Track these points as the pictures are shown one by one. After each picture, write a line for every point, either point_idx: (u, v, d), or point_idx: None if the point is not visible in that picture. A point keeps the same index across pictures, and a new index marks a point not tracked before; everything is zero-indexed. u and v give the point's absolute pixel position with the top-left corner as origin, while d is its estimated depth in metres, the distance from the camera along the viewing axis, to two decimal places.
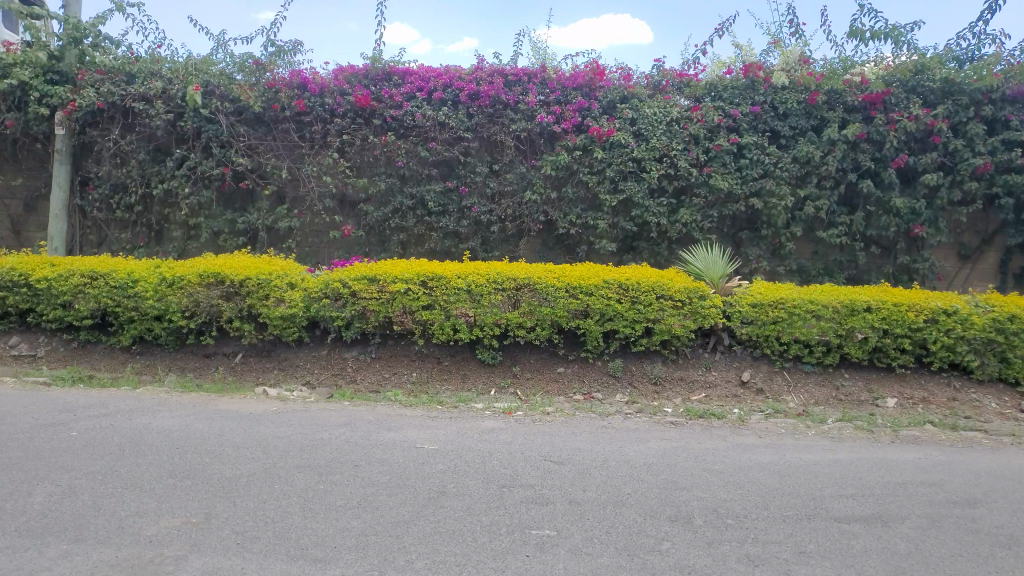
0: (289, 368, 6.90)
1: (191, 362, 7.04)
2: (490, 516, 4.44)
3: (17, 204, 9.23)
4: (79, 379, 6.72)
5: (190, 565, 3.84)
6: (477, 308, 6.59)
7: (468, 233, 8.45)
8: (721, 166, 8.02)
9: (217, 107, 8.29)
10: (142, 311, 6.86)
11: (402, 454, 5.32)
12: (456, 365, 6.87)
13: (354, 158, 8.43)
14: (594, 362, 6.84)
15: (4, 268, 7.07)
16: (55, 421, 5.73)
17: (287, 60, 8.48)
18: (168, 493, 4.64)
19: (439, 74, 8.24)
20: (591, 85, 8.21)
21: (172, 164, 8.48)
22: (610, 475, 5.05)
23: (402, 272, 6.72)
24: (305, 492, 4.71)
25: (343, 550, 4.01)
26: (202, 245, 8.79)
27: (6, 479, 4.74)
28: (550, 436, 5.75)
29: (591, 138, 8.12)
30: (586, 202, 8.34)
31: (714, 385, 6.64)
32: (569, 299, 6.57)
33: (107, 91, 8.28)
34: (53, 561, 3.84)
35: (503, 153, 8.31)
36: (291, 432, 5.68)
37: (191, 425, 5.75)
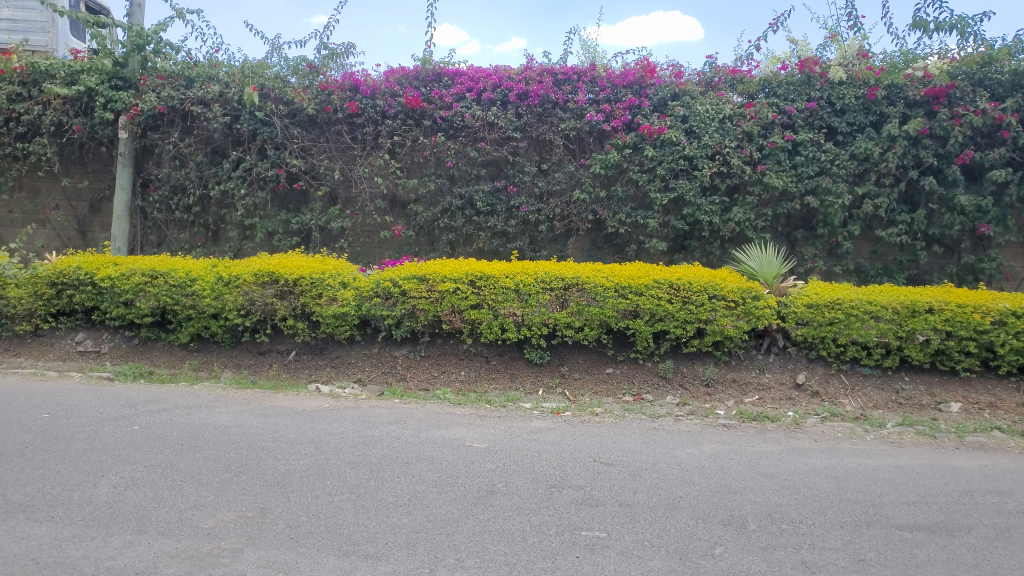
0: (340, 366, 6.99)
1: (246, 359, 7.18)
2: (539, 516, 4.42)
3: (83, 206, 9.57)
4: (140, 375, 6.94)
5: (247, 557, 3.92)
6: (525, 308, 6.59)
7: (516, 233, 8.45)
8: (775, 163, 7.86)
9: (272, 109, 8.47)
10: (199, 309, 7.03)
11: (451, 453, 5.34)
12: (505, 364, 6.86)
13: (405, 159, 8.54)
14: (644, 363, 6.75)
15: (71, 268, 7.32)
16: (119, 415, 5.92)
17: (339, 62, 8.63)
18: (225, 486, 4.75)
19: (489, 74, 8.27)
20: (641, 83, 8.11)
21: (229, 167, 8.66)
22: (661, 477, 4.99)
23: (451, 271, 6.77)
24: (356, 488, 4.77)
25: (394, 547, 4.04)
26: (257, 245, 8.98)
27: (73, 470, 4.92)
28: (600, 437, 5.70)
29: (641, 137, 8.03)
30: (636, 201, 8.27)
31: (768, 388, 6.50)
32: (618, 299, 6.51)
33: (167, 96, 8.55)
34: (118, 550, 3.96)
35: (552, 152, 8.29)
36: (344, 428, 5.76)
37: (247, 421, 5.87)
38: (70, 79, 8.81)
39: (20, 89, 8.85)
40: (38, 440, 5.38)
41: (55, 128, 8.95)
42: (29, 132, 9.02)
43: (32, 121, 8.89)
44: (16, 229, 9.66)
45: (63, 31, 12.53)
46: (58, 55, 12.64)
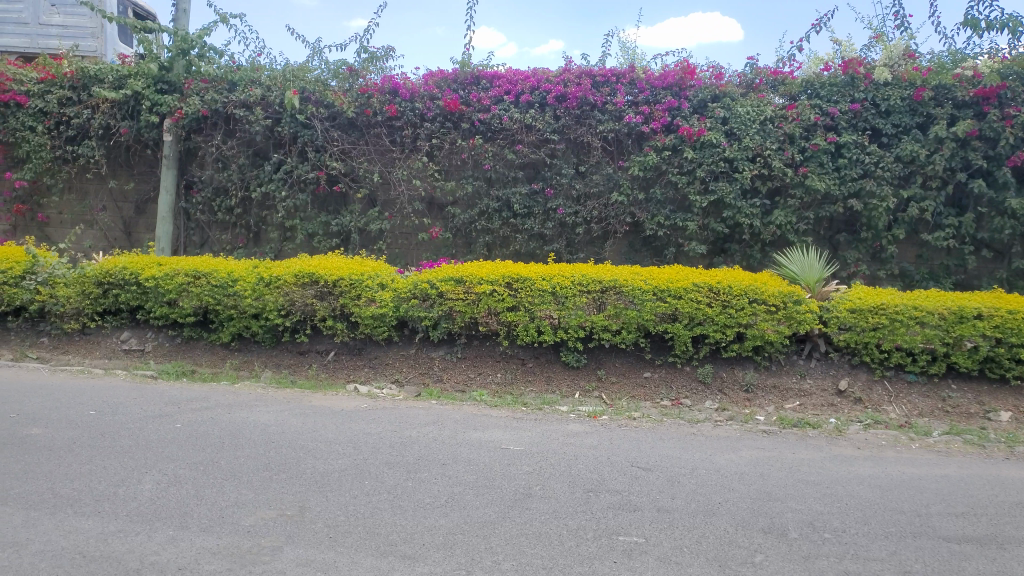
0: (378, 367, 7.04)
1: (286, 359, 7.26)
2: (576, 520, 4.40)
3: (129, 207, 9.77)
4: (182, 373, 7.06)
5: (286, 556, 3.95)
6: (562, 311, 6.57)
7: (553, 235, 8.43)
8: (817, 166, 7.75)
9: (312, 112, 8.57)
10: (241, 309, 7.12)
11: (488, 455, 5.34)
12: (541, 367, 6.84)
13: (443, 161, 8.59)
14: (682, 368, 6.68)
15: (116, 268, 7.47)
16: (162, 412, 6.03)
17: (379, 66, 8.72)
18: (265, 484, 4.81)
19: (527, 77, 8.26)
20: (681, 84, 8.03)
21: (270, 169, 8.78)
22: (700, 483, 4.92)
23: (488, 274, 6.78)
24: (394, 489, 4.79)
25: (431, 548, 4.05)
26: (297, 246, 9.09)
27: (118, 466, 5.02)
28: (638, 442, 5.65)
29: (681, 138, 7.96)
30: (675, 203, 8.20)
31: (809, 394, 6.39)
32: (656, 302, 6.46)
33: (211, 99, 8.70)
34: (162, 545, 4.03)
35: (590, 154, 8.25)
36: (381, 429, 5.80)
37: (286, 421, 5.94)
38: (118, 84, 9.01)
39: (70, 93, 9.09)
40: (85, 435, 5.51)
41: (103, 131, 9.16)
42: (78, 135, 9.25)
43: (81, 124, 9.11)
44: (65, 230, 9.83)
45: (111, 36, 12.82)
46: (107, 60, 12.96)
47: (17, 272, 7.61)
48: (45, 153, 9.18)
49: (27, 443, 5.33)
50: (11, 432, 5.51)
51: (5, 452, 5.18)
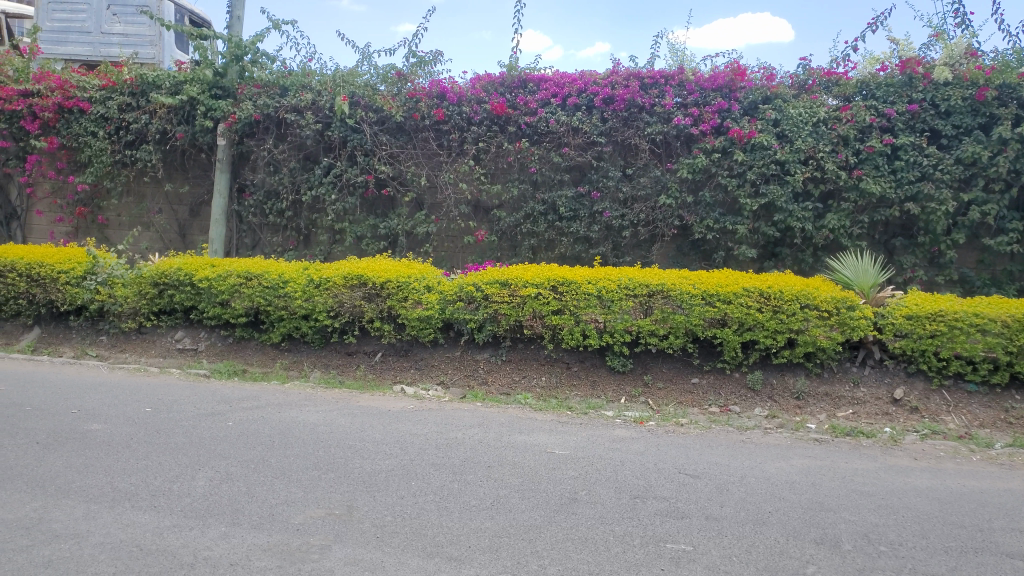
0: (424, 368, 7.08)
1: (334, 360, 7.35)
2: (623, 526, 4.35)
3: (184, 209, 10.02)
4: (234, 372, 7.21)
5: (335, 555, 3.99)
6: (608, 314, 6.53)
7: (599, 238, 8.38)
8: (873, 168, 7.57)
9: (362, 117, 8.69)
10: (291, 310, 7.24)
11: (533, 459, 5.33)
12: (586, 371, 6.80)
13: (489, 164, 8.62)
14: (731, 374, 6.58)
15: (171, 269, 7.65)
16: (214, 411, 6.15)
17: (427, 70, 8.81)
18: (313, 484, 4.87)
19: (574, 79, 8.24)
20: (731, 85, 7.91)
21: (320, 172, 8.91)
22: (749, 492, 4.83)
23: (534, 277, 6.76)
24: (440, 490, 4.81)
25: (478, 551, 4.05)
26: (346, 248, 9.21)
27: (173, 462, 5.14)
28: (685, 448, 5.57)
29: (731, 141, 7.85)
30: (724, 206, 8.10)
31: (862, 402, 6.23)
32: (705, 307, 6.38)
33: (263, 104, 8.85)
34: (214, 541, 4.11)
35: (637, 157, 8.18)
36: (427, 430, 5.83)
37: (334, 420, 6.01)
38: (174, 90, 9.25)
39: (130, 99, 9.36)
40: (142, 432, 5.66)
41: (160, 136, 9.39)
42: (137, 140, 9.52)
43: (139, 129, 9.36)
44: (124, 230, 10.21)
45: (168, 44, 13.15)
46: (165, 67, 13.30)
47: (79, 272, 7.86)
48: (106, 157, 9.47)
49: (88, 438, 5.50)
50: (72, 427, 5.69)
51: (68, 446, 5.36)
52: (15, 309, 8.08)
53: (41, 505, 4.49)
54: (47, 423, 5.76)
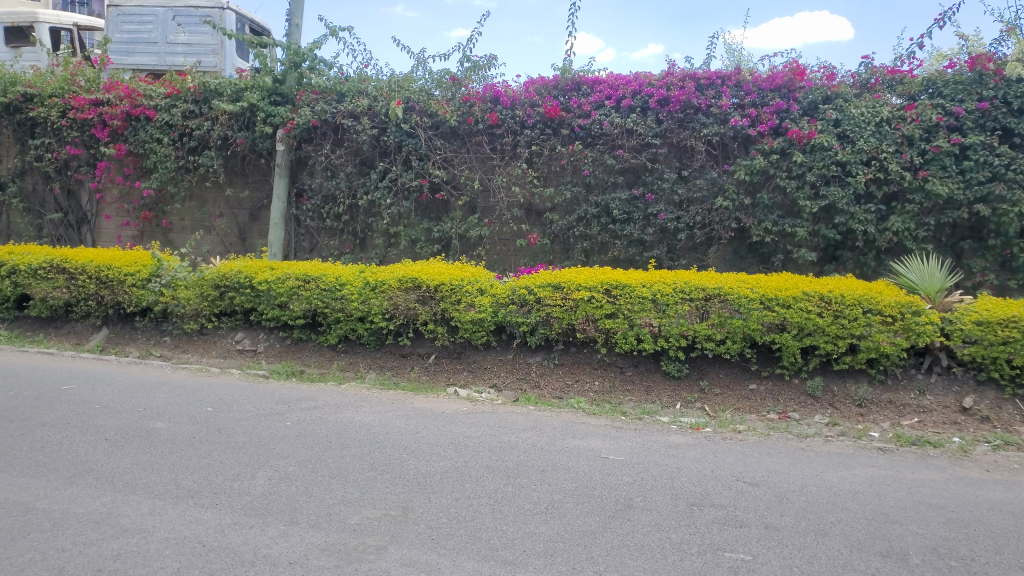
0: (477, 371, 7.09)
1: (389, 361, 7.41)
2: (680, 533, 4.29)
3: (244, 213, 10.25)
4: (291, 373, 7.35)
5: (391, 555, 4.02)
6: (663, 318, 6.46)
7: (654, 241, 8.29)
8: (940, 169, 7.35)
9: (416, 122, 8.79)
10: (347, 312, 7.34)
11: (588, 463, 5.29)
12: (641, 376, 6.72)
13: (542, 168, 8.60)
14: (790, 380, 6.43)
15: (232, 271, 7.83)
16: (273, 411, 6.28)
17: (481, 75, 8.87)
18: (370, 484, 4.92)
19: (629, 81, 8.17)
20: (790, 86, 7.75)
21: (376, 177, 9.04)
22: (810, 501, 4.71)
23: (586, 280, 6.75)
24: (494, 493, 4.81)
25: (532, 555, 4.03)
26: (401, 251, 9.32)
27: (235, 460, 5.26)
28: (743, 456, 5.46)
29: (790, 142, 7.70)
30: (783, 209, 7.94)
31: (928, 411, 6.02)
32: (763, 311, 6.27)
33: (321, 110, 9.02)
34: (274, 539, 4.18)
35: (693, 159, 8.07)
36: (481, 432, 5.86)
37: (389, 421, 6.08)
38: (236, 97, 9.51)
39: (193, 106, 9.65)
40: (204, 431, 5.80)
41: (222, 142, 9.64)
42: (199, 146, 9.79)
43: (202, 136, 9.64)
44: (187, 234, 10.49)
45: (230, 52, 13.48)
46: (226, 75, 13.63)
47: (145, 275, 8.10)
48: (170, 163, 9.78)
49: (153, 436, 5.66)
50: (138, 425, 5.87)
51: (134, 443, 5.52)
52: (85, 309, 8.38)
53: (110, 500, 4.63)
54: (115, 420, 5.95)
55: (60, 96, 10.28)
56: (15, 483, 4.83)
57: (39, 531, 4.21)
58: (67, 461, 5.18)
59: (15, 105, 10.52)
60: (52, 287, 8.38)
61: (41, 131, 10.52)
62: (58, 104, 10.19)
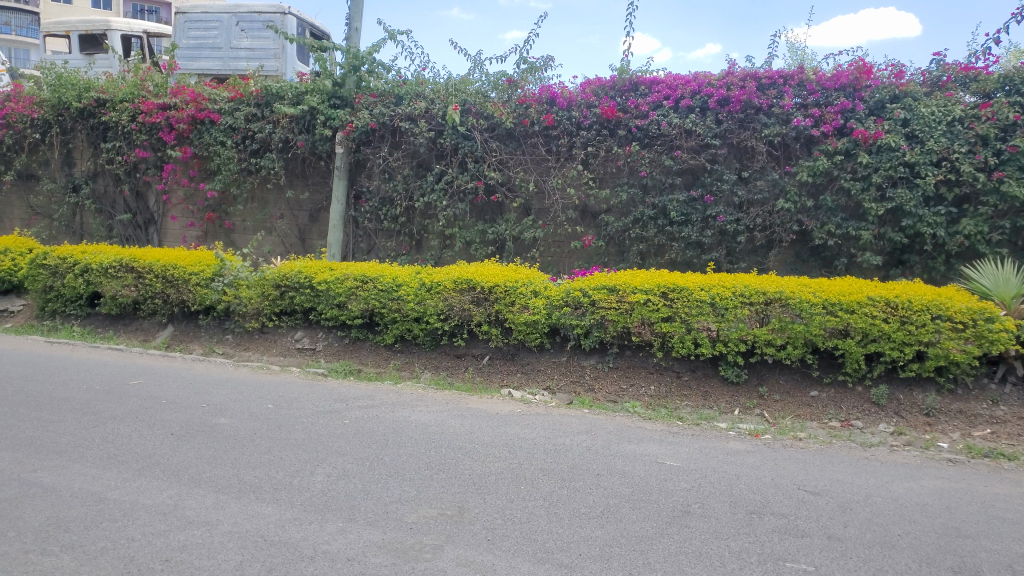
0: (531, 372, 7.08)
1: (443, 362, 7.44)
2: (739, 542, 4.20)
3: (304, 215, 10.37)
4: (349, 372, 7.46)
5: (447, 555, 4.04)
6: (721, 322, 6.37)
7: (712, 243, 8.16)
8: (1017, 170, 7.04)
9: (473, 124, 8.87)
10: (403, 313, 7.42)
11: (644, 468, 5.22)
12: (698, 381, 6.61)
13: (598, 169, 8.53)
14: (853, 388, 6.24)
15: (292, 271, 7.99)
16: (332, 408, 6.38)
17: (537, 76, 8.88)
18: (426, 483, 4.95)
19: (688, 81, 8.06)
20: (856, 85, 7.56)
21: (432, 179, 9.13)
22: (876, 512, 4.56)
23: (643, 282, 6.69)
24: (549, 496, 4.79)
25: (588, 559, 4.00)
26: (456, 253, 9.37)
27: (294, 457, 5.36)
28: (804, 464, 5.33)
29: (855, 142, 7.51)
30: (847, 211, 7.75)
31: (1002, 422, 5.78)
32: (826, 316, 6.12)
33: (379, 113, 9.18)
34: (332, 536, 4.24)
35: (754, 160, 7.93)
36: (535, 434, 5.85)
37: (445, 421, 6.12)
38: (296, 100, 9.70)
39: (256, 110, 9.91)
40: (265, 427, 5.92)
41: (283, 145, 9.86)
42: (261, 148, 10.03)
43: (264, 138, 9.89)
44: (248, 235, 10.72)
45: (291, 57, 13.79)
46: (287, 79, 13.93)
47: (208, 274, 8.33)
48: (233, 165, 10.05)
49: (216, 432, 5.80)
50: (203, 420, 6.04)
51: (198, 438, 5.67)
52: (151, 308, 8.65)
53: (176, 493, 4.76)
54: (181, 415, 6.14)
55: (130, 101, 10.66)
56: (88, 474, 5.00)
57: (110, 521, 4.36)
58: (136, 454, 5.35)
59: (89, 110, 10.97)
60: (120, 285, 8.68)
61: (113, 135, 10.93)
62: (129, 109, 10.59)
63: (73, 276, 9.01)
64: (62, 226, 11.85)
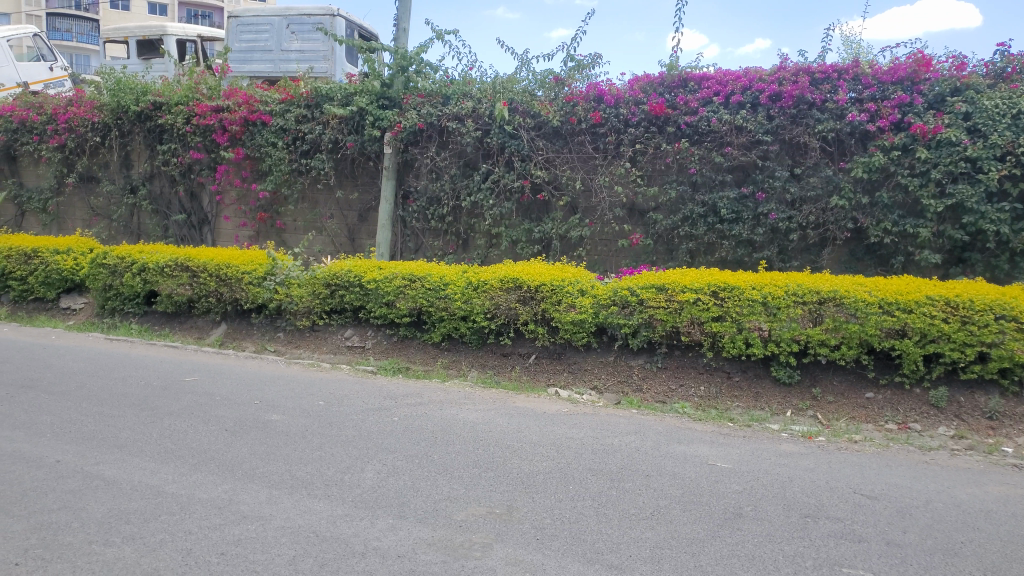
0: (578, 372, 7.04)
1: (490, 360, 7.46)
2: (793, 546, 4.12)
3: (353, 215, 10.50)
4: (398, 370, 7.53)
5: (497, 554, 4.04)
6: (773, 322, 6.26)
7: (764, 241, 8.02)
8: None
9: (519, 123, 8.87)
10: (450, 311, 7.46)
11: (694, 470, 5.16)
12: (749, 382, 6.50)
13: (646, 166, 8.47)
14: (911, 389, 6.07)
15: (342, 271, 8.12)
16: (381, 406, 6.45)
17: (585, 73, 8.83)
18: (475, 482, 4.97)
19: (738, 77, 7.96)
20: (914, 78, 7.39)
21: (479, 178, 9.17)
22: (937, 518, 4.42)
23: (692, 281, 6.62)
24: (598, 496, 4.76)
25: (639, 561, 3.97)
26: (502, 252, 9.38)
27: (345, 454, 5.43)
28: (860, 467, 5.20)
29: (913, 137, 7.33)
30: (904, 208, 7.55)
31: None
32: (882, 316, 5.97)
33: (427, 113, 9.27)
34: (383, 532, 4.27)
35: (807, 156, 7.78)
36: (583, 434, 5.82)
37: (492, 420, 6.14)
38: (345, 101, 9.83)
39: (306, 111, 10.08)
40: (316, 424, 6.01)
41: (333, 145, 10.00)
42: (311, 149, 10.19)
43: (314, 139, 10.05)
44: (299, 234, 10.89)
45: (340, 58, 13.96)
46: (336, 80, 14.12)
47: (260, 273, 8.50)
48: (284, 166, 10.23)
49: (269, 428, 5.91)
50: (256, 417, 6.15)
51: (251, 434, 5.78)
52: (205, 306, 8.84)
53: (231, 488, 4.86)
54: (235, 412, 6.26)
55: (185, 104, 10.95)
56: (147, 467, 5.14)
57: (169, 514, 4.47)
58: (193, 449, 5.48)
59: (146, 114, 11.29)
60: (176, 284, 8.90)
61: (168, 137, 11.23)
62: (184, 111, 10.87)
63: (131, 275, 9.27)
64: (120, 227, 12.22)
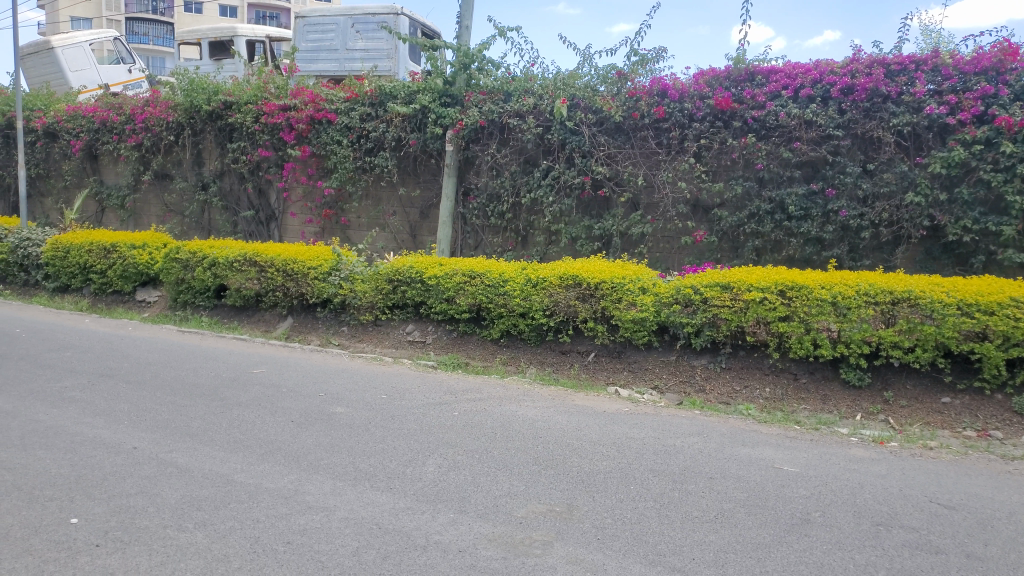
0: (639, 371, 6.96)
1: (550, 358, 7.43)
2: (864, 555, 3.97)
3: (415, 212, 10.60)
4: (458, 365, 7.59)
5: (556, 552, 4.02)
6: (843, 323, 6.07)
7: (833, 239, 7.78)
8: None
9: (580, 119, 8.82)
10: (509, 308, 7.48)
11: (759, 473, 5.04)
12: (816, 384, 6.31)
13: (711, 162, 8.33)
14: (992, 395, 5.79)
15: (404, 267, 8.23)
16: (441, 400, 6.51)
17: (649, 68, 8.71)
18: (534, 479, 4.96)
19: (809, 70, 7.73)
20: (999, 68, 7.05)
21: (539, 175, 9.14)
22: (1020, 531, 4.21)
23: (758, 280, 6.48)
24: (660, 497, 4.69)
25: (702, 564, 3.89)
26: (562, 249, 9.34)
27: (407, 447, 5.50)
28: (937, 475, 4.98)
29: (997, 130, 7.01)
30: (986, 205, 7.21)
31: None
32: (961, 318, 5.72)
33: (488, 110, 9.29)
34: (444, 526, 4.30)
35: (881, 151, 7.53)
36: (643, 434, 5.74)
37: (551, 417, 6.11)
38: (409, 99, 9.98)
39: (370, 109, 10.27)
40: (379, 417, 6.11)
41: (396, 143, 10.13)
42: (375, 147, 10.35)
43: (378, 137, 10.22)
44: (363, 231, 11.07)
45: (403, 56, 14.12)
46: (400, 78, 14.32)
47: (325, 268, 8.68)
48: (348, 164, 10.41)
49: (333, 420, 6.03)
50: (321, 409, 6.29)
51: (316, 426, 5.91)
52: (271, 300, 9.07)
53: (297, 478, 4.97)
54: (302, 403, 6.42)
55: (254, 103, 11.26)
56: (217, 456, 5.30)
57: (238, 502, 4.60)
58: (260, 439, 5.63)
59: (217, 113, 11.65)
60: (244, 278, 9.17)
61: (238, 135, 11.56)
62: (253, 110, 11.19)
63: (201, 270, 9.58)
64: (192, 222, 12.66)
